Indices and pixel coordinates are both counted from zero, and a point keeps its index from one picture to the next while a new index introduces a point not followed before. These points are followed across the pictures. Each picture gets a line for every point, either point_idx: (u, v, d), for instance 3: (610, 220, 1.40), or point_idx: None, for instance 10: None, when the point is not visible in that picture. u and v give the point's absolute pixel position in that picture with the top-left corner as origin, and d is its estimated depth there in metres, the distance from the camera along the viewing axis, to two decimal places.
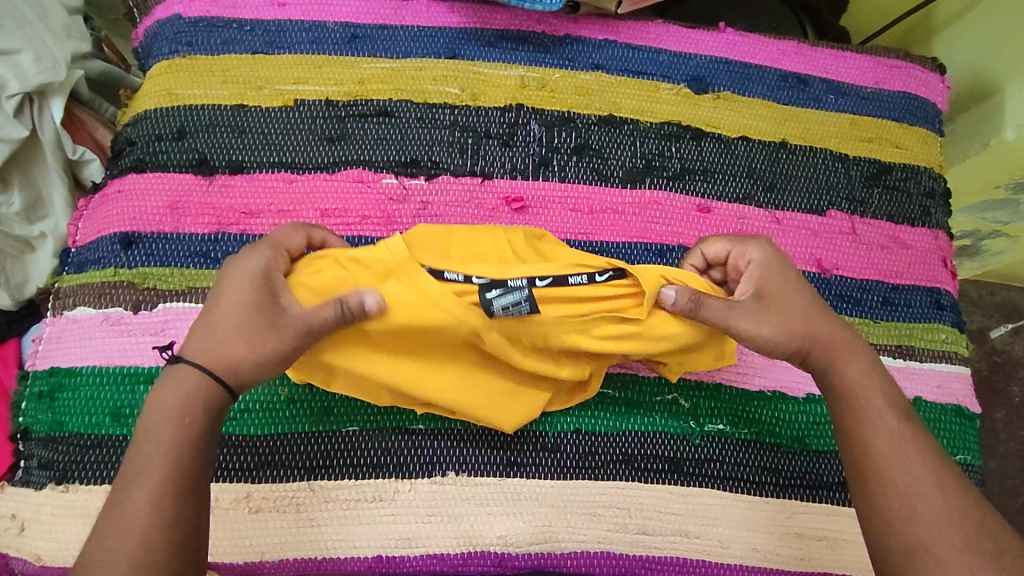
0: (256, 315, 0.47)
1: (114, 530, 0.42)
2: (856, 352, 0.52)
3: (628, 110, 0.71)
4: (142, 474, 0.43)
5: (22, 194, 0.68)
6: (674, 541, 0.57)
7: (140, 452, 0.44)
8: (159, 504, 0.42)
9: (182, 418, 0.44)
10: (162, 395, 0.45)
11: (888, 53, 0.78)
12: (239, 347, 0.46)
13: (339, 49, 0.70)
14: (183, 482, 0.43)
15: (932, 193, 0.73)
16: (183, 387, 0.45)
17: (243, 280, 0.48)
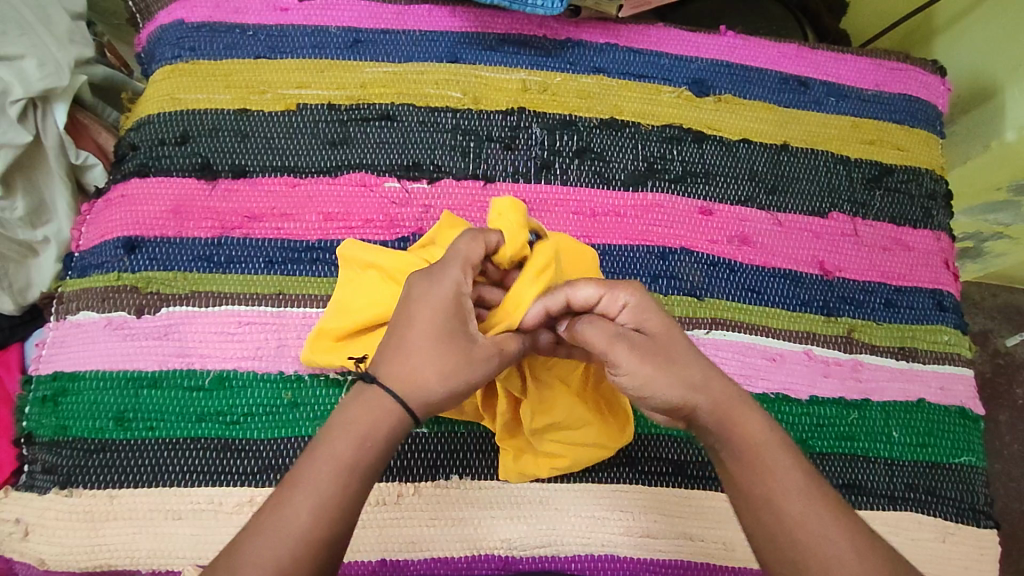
0: (452, 344, 0.44)
1: (262, 534, 0.39)
2: (751, 404, 0.45)
3: (630, 114, 0.72)
4: (312, 485, 0.40)
5: (25, 199, 0.68)
6: (678, 544, 0.57)
7: (312, 460, 0.41)
8: (322, 528, 0.39)
9: (363, 442, 0.41)
10: (348, 408, 0.43)
11: (888, 55, 0.78)
12: (428, 373, 0.43)
13: (341, 53, 0.70)
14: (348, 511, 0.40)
15: (934, 195, 0.73)
16: (370, 406, 0.42)
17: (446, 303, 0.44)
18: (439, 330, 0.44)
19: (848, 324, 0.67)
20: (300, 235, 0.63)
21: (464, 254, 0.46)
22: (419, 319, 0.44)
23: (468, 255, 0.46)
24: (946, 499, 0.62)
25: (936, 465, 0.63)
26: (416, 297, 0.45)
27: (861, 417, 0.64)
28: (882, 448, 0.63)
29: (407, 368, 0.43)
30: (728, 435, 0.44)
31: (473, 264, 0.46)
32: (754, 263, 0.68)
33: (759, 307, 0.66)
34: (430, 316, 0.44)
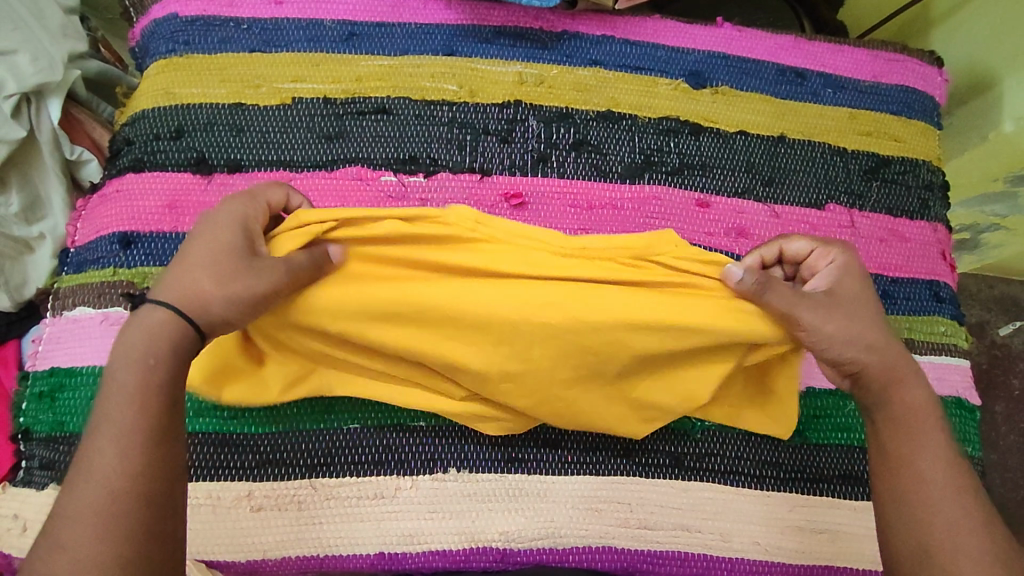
0: (224, 255, 0.46)
1: (80, 474, 0.41)
2: (914, 383, 0.51)
3: (626, 106, 0.71)
4: (107, 411, 0.42)
5: (19, 195, 0.69)
6: (676, 535, 0.57)
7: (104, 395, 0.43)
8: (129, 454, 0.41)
9: (147, 360, 0.43)
10: (130, 337, 0.44)
11: (885, 46, 0.78)
12: (201, 282, 0.45)
13: (336, 46, 0.70)
14: (161, 417, 0.43)
15: (930, 185, 0.73)
16: (147, 333, 0.44)
17: (214, 224, 0.47)
18: (212, 247, 0.46)
19: None
20: None
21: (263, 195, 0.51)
22: (198, 244, 0.46)
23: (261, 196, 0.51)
24: None
25: None
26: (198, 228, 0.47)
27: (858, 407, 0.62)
28: None
29: (184, 278, 0.45)
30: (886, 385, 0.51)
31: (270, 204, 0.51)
32: None
33: None
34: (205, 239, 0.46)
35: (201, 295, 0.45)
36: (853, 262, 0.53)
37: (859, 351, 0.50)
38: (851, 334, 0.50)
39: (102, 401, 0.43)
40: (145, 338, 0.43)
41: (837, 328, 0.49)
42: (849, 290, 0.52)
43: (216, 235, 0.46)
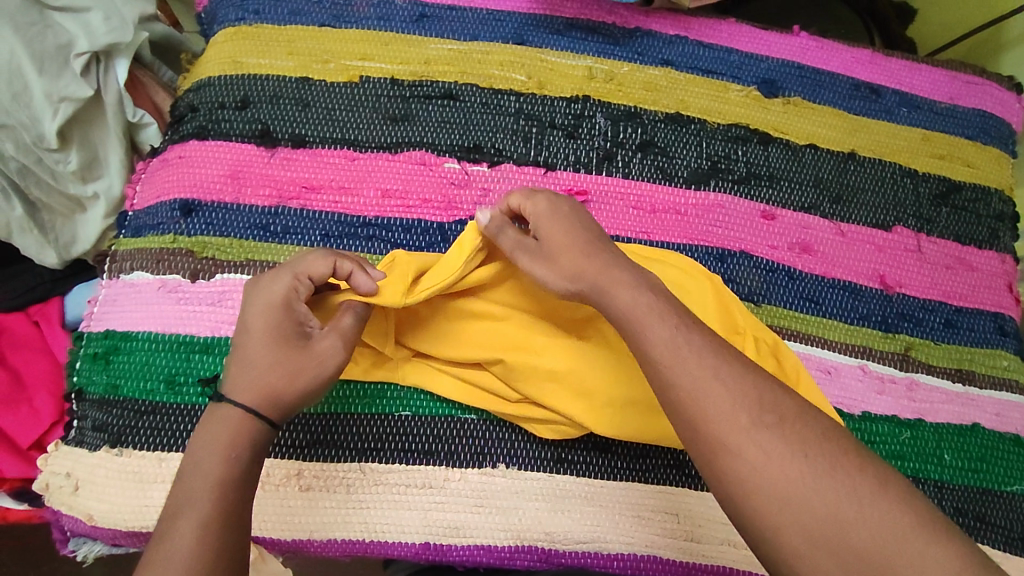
0: (285, 351, 0.47)
1: (156, 563, 0.41)
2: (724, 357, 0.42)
3: (696, 110, 0.70)
4: (188, 497, 0.43)
5: (80, 154, 0.68)
6: (722, 550, 0.56)
7: (186, 482, 0.44)
8: (206, 541, 0.42)
9: (230, 453, 0.45)
10: (210, 429, 0.46)
11: (964, 68, 0.75)
12: (273, 380, 0.47)
13: (406, 27, 0.69)
14: (236, 504, 0.44)
15: (1001, 216, 0.71)
16: (227, 425, 0.46)
17: (265, 317, 0.48)
18: (271, 343, 0.47)
19: (906, 341, 0.65)
20: (357, 210, 0.63)
21: (297, 268, 0.50)
22: (253, 327, 0.48)
23: (302, 270, 0.49)
24: (996, 527, 0.61)
25: (986, 491, 0.62)
26: (251, 306, 0.49)
27: (913, 437, 0.62)
28: (933, 469, 0.62)
29: (253, 377, 0.47)
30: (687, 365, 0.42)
31: (310, 278, 0.50)
32: (814, 273, 0.66)
33: (816, 317, 0.65)
34: (259, 332, 0.48)
35: (267, 387, 0.47)
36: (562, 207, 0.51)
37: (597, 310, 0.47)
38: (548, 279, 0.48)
39: (180, 493, 0.44)
40: (228, 432, 0.45)
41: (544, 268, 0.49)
42: (546, 230, 0.49)
43: (268, 329, 0.48)
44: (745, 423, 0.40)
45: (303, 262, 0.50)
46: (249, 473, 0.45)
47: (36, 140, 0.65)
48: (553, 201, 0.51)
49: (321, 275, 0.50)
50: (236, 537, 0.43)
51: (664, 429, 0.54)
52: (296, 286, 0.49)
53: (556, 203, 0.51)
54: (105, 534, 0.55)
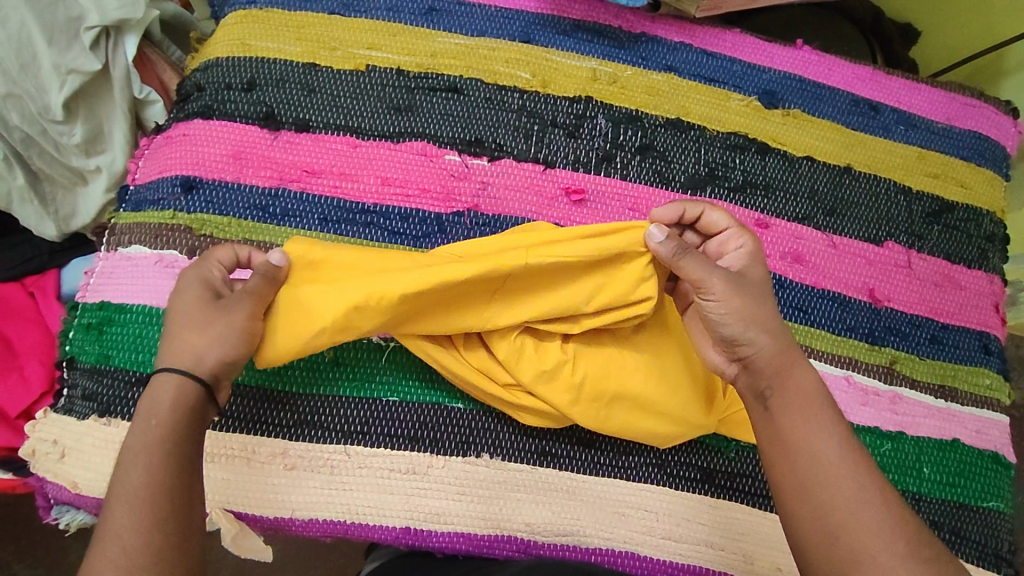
0: (200, 309, 0.50)
1: (101, 544, 0.43)
2: (826, 397, 0.49)
3: (696, 116, 0.71)
4: (122, 478, 0.45)
5: (84, 127, 0.69)
6: (699, 550, 0.57)
7: (120, 465, 0.46)
8: (141, 509, 0.43)
9: (150, 421, 0.47)
10: (142, 405, 0.48)
11: (963, 90, 0.77)
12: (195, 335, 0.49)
13: (414, 19, 0.70)
14: (167, 466, 0.45)
15: (992, 237, 0.72)
16: (158, 393, 0.47)
17: (183, 296, 0.51)
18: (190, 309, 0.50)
19: (891, 354, 0.66)
20: (356, 196, 0.63)
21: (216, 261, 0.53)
22: (177, 303, 0.51)
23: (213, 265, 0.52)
24: (970, 542, 0.62)
25: (963, 506, 0.63)
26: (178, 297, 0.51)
27: (893, 449, 0.63)
28: (911, 482, 0.62)
29: (179, 340, 0.49)
30: (794, 399, 0.49)
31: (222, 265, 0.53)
32: (804, 282, 0.67)
33: (804, 326, 0.66)
34: (182, 305, 0.50)
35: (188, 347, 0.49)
36: (760, 251, 0.55)
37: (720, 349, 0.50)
38: (733, 306, 0.50)
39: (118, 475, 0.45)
40: (151, 401, 0.47)
41: (728, 291, 0.50)
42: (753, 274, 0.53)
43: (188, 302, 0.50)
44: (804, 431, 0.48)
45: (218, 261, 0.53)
46: (180, 436, 0.47)
47: (42, 111, 0.66)
48: (752, 251, 0.54)
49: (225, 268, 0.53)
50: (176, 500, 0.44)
51: (650, 428, 0.55)
52: (209, 270, 0.52)
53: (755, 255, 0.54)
54: (88, 503, 0.56)
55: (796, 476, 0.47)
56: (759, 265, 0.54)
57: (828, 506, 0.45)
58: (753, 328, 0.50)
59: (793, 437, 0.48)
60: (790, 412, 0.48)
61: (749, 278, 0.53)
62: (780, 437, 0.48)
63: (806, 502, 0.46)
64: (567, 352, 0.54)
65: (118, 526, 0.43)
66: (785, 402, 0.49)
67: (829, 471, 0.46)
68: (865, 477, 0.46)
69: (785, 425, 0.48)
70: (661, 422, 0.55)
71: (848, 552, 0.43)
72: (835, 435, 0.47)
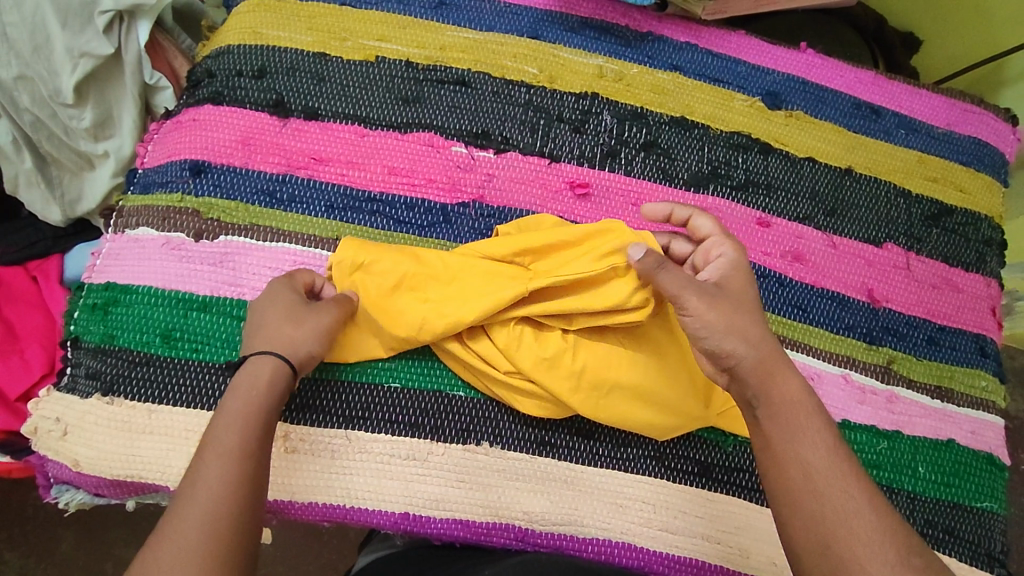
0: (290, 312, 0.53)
1: (185, 490, 0.45)
2: (813, 405, 0.49)
3: (700, 115, 0.71)
4: (214, 439, 0.47)
5: (94, 111, 0.70)
6: (695, 543, 0.57)
7: (215, 424, 0.48)
8: (230, 470, 0.46)
9: (252, 393, 0.49)
10: (240, 377, 0.50)
11: (963, 97, 0.78)
12: (285, 332, 0.52)
13: (425, 13, 0.71)
14: (259, 437, 0.48)
15: (989, 241, 0.73)
16: (257, 374, 0.50)
17: (273, 296, 0.54)
18: (280, 307, 0.53)
19: (889, 354, 0.67)
20: (363, 184, 0.64)
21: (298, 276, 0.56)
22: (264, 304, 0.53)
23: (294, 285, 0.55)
24: (963, 541, 0.63)
25: (957, 506, 0.63)
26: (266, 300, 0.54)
27: (889, 447, 0.64)
28: (906, 480, 0.63)
29: (274, 334, 0.52)
30: (780, 408, 0.49)
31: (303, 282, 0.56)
32: (804, 281, 0.67)
33: (803, 324, 0.66)
34: (272, 304, 0.53)
35: (280, 340, 0.51)
36: (744, 261, 0.55)
37: (720, 344, 0.51)
38: (708, 320, 0.50)
39: (210, 435, 0.48)
40: (251, 377, 0.50)
41: (702, 305, 0.50)
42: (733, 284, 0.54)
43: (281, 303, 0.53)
44: (793, 442, 0.48)
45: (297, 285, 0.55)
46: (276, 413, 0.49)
47: (52, 94, 0.67)
48: (737, 257, 0.55)
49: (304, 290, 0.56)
50: (258, 468, 0.47)
51: (648, 420, 0.55)
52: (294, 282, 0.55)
53: (740, 262, 0.55)
54: (89, 481, 0.56)
55: (787, 488, 0.47)
56: (740, 273, 0.54)
57: (818, 515, 0.46)
58: (731, 336, 0.50)
59: (781, 448, 0.48)
60: (777, 422, 0.49)
61: (728, 287, 0.53)
62: (769, 449, 0.49)
63: (797, 514, 0.46)
64: (565, 342, 0.55)
65: (206, 478, 0.45)
66: (771, 412, 0.49)
67: (818, 481, 0.46)
68: (856, 487, 0.46)
69: (775, 439, 0.48)
70: (660, 413, 0.55)
71: (838, 559, 0.44)
72: (822, 443, 0.48)
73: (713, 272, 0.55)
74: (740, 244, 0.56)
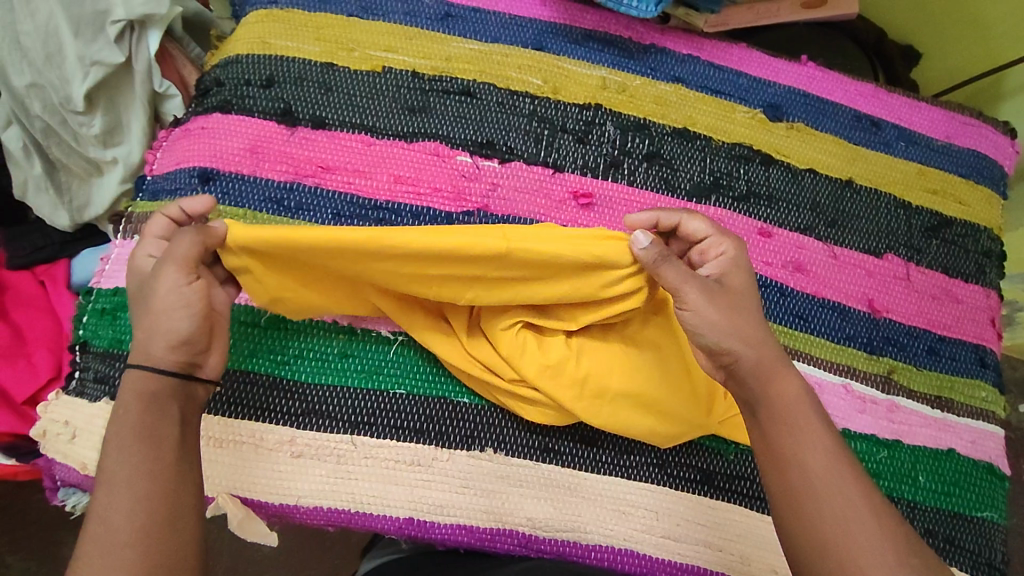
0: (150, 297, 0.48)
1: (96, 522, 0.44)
2: (814, 408, 0.50)
3: (703, 126, 0.72)
4: (110, 463, 0.46)
5: (103, 118, 0.71)
6: (697, 550, 0.57)
7: (108, 450, 0.46)
8: (133, 489, 0.44)
9: (128, 408, 0.47)
10: (125, 394, 0.48)
11: (962, 110, 0.79)
12: (148, 326, 0.48)
13: (431, 24, 0.72)
14: (147, 445, 0.46)
15: (989, 253, 0.74)
16: (138, 386, 0.47)
17: (138, 286, 0.49)
18: (142, 296, 0.48)
19: (889, 364, 0.67)
20: (369, 193, 0.65)
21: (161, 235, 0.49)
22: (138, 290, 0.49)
23: (173, 252, 0.48)
24: (964, 551, 0.63)
25: (957, 515, 0.64)
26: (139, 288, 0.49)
27: (890, 457, 0.64)
28: (907, 489, 0.63)
29: (144, 333, 0.48)
30: (780, 411, 0.50)
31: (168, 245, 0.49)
32: (805, 291, 0.68)
33: (804, 334, 0.67)
34: (139, 294, 0.49)
35: (147, 337, 0.48)
36: (743, 257, 0.55)
37: (726, 342, 0.50)
38: (712, 331, 0.50)
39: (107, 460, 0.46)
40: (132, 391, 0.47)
41: (703, 301, 0.51)
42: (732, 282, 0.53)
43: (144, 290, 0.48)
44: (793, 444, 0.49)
45: (176, 250, 0.48)
46: (160, 414, 0.47)
47: (63, 101, 0.68)
48: (735, 253, 0.54)
49: (198, 255, 0.49)
50: (160, 475, 0.45)
51: (651, 428, 0.56)
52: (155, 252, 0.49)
53: (738, 257, 0.54)
54: None
55: (785, 488, 0.48)
56: (739, 271, 0.54)
57: (815, 515, 0.46)
58: (736, 345, 0.50)
59: (780, 448, 0.49)
60: (777, 424, 0.49)
61: (727, 287, 0.53)
62: (768, 449, 0.49)
63: (795, 514, 0.47)
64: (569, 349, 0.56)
65: (108, 504, 0.44)
66: (772, 416, 0.50)
67: (817, 483, 0.47)
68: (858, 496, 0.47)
69: (775, 439, 0.49)
70: (664, 421, 0.56)
71: (837, 560, 0.45)
72: (825, 448, 0.48)
73: (712, 270, 0.54)
74: (737, 239, 0.55)
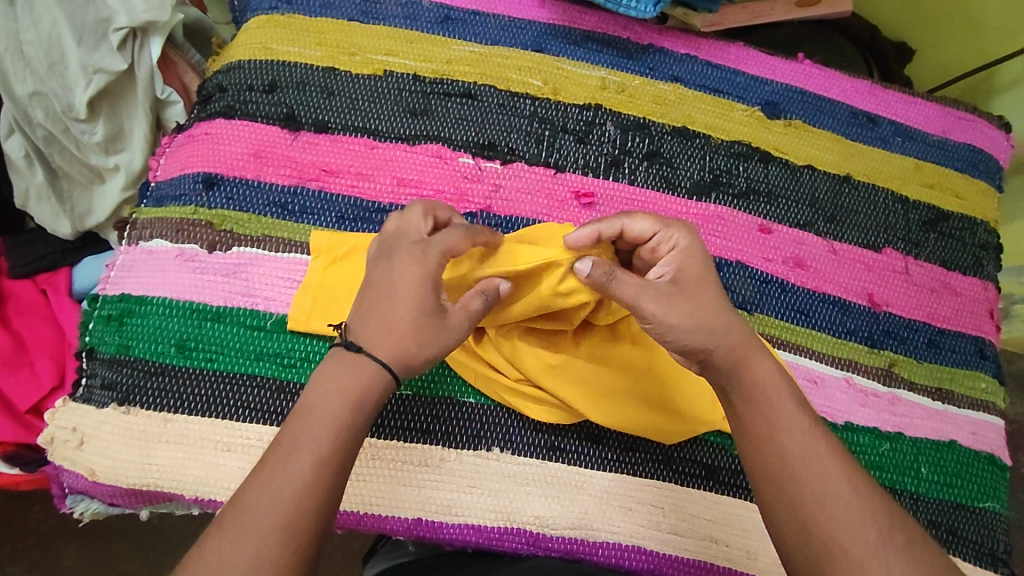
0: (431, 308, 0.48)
1: (262, 495, 0.42)
2: (787, 389, 0.50)
3: (702, 125, 0.73)
4: (301, 446, 0.44)
5: (105, 126, 0.71)
6: (703, 545, 0.58)
7: (302, 425, 0.45)
8: (322, 479, 0.43)
9: (359, 404, 0.46)
10: (340, 380, 0.47)
11: (956, 105, 0.80)
12: (410, 340, 0.48)
13: (431, 27, 0.72)
14: (353, 437, 0.45)
15: (986, 246, 0.74)
16: (359, 376, 0.47)
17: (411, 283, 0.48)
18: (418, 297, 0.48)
19: (890, 357, 0.68)
20: (372, 196, 0.65)
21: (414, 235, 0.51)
22: (400, 286, 0.48)
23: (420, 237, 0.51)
24: (966, 541, 0.63)
25: (960, 506, 0.64)
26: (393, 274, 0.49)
27: (892, 449, 0.65)
28: (910, 481, 0.64)
29: (398, 338, 0.48)
30: (753, 394, 0.50)
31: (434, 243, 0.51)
32: (806, 286, 0.69)
33: (805, 329, 0.67)
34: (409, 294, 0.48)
35: (399, 345, 0.48)
36: (696, 245, 0.53)
37: (704, 331, 0.50)
38: (717, 327, 0.50)
39: (291, 438, 0.44)
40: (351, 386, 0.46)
41: (661, 307, 0.49)
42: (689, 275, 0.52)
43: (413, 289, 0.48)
44: (769, 428, 0.48)
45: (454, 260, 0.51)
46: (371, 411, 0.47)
47: (65, 109, 0.68)
48: (688, 242, 0.53)
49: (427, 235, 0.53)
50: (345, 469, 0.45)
51: (655, 426, 0.56)
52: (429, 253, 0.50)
53: (693, 247, 0.53)
54: (104, 491, 0.56)
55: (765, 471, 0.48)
56: (694, 258, 0.53)
57: (798, 497, 0.46)
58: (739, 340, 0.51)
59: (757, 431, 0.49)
60: (751, 406, 0.49)
61: (685, 282, 0.51)
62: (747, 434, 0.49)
63: (781, 499, 0.47)
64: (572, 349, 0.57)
65: (280, 484, 0.42)
66: (746, 402, 0.49)
67: (797, 464, 0.47)
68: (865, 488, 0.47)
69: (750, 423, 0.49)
70: (667, 419, 0.56)
71: (822, 544, 0.45)
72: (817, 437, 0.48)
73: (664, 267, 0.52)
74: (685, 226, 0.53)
